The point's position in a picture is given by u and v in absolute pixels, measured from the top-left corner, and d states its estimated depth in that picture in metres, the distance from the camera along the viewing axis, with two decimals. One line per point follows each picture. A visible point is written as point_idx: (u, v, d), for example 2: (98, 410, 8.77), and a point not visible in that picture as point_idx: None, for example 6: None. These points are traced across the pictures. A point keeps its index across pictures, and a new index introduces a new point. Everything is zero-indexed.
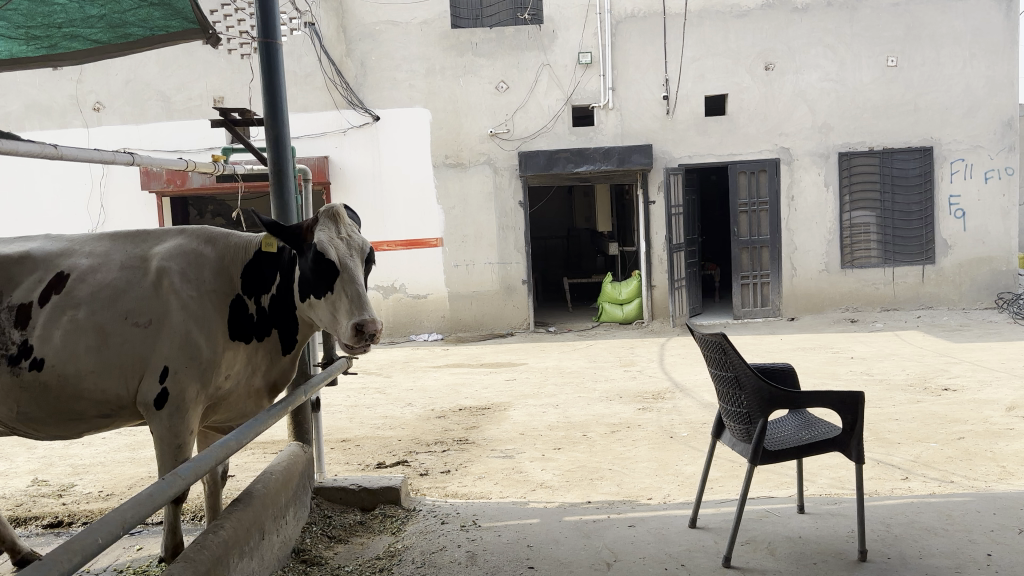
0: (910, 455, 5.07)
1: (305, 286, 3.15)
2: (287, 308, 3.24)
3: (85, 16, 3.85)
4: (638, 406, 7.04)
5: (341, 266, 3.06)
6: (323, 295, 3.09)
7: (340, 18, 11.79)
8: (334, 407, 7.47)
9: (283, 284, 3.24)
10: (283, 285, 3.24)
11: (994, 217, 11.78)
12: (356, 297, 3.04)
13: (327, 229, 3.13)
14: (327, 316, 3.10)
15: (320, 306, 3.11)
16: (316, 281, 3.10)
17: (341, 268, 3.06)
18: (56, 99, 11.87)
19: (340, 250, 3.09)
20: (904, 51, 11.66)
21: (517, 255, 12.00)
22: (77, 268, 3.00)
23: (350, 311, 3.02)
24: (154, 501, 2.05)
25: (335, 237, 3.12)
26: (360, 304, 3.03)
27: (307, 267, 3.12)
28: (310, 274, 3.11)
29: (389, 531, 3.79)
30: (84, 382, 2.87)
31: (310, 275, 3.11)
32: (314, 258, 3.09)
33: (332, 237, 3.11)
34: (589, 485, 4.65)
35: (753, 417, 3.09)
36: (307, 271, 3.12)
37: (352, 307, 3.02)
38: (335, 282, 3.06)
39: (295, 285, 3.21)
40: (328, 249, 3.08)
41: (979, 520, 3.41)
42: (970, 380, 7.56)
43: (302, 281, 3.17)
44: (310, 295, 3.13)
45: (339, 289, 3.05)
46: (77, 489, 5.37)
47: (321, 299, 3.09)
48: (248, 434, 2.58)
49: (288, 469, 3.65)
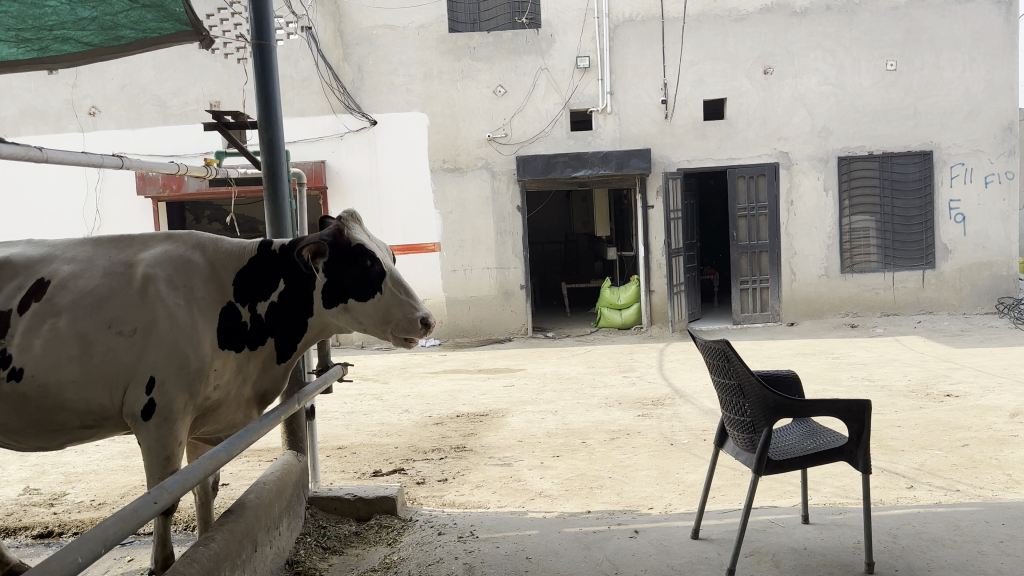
0: (914, 463, 5.00)
1: (338, 291, 3.23)
2: (300, 313, 3.27)
3: (77, 18, 3.77)
4: (638, 412, 6.97)
5: (386, 267, 3.25)
6: (366, 297, 3.21)
7: (337, 22, 11.73)
8: (330, 414, 7.39)
9: (290, 292, 3.26)
10: (291, 293, 3.26)
11: (995, 221, 11.74)
12: (405, 293, 3.24)
13: (358, 230, 3.31)
14: (370, 316, 3.23)
15: (361, 308, 3.22)
16: (358, 283, 3.21)
17: (387, 267, 3.24)
18: (51, 104, 11.81)
19: (377, 250, 3.28)
20: (903, 55, 11.63)
21: (515, 260, 11.93)
22: (58, 275, 2.92)
23: (400, 306, 3.20)
24: (139, 516, 1.97)
25: (368, 238, 3.32)
26: (411, 297, 3.24)
27: (344, 271, 3.21)
28: (348, 277, 3.22)
29: (384, 542, 3.71)
30: (66, 393, 2.80)
31: (348, 279, 3.21)
32: (355, 260, 3.22)
33: (368, 238, 3.32)
34: (589, 494, 4.57)
35: (758, 426, 3.01)
36: (346, 275, 3.21)
37: (405, 301, 3.21)
38: (380, 281, 3.22)
39: (311, 290, 3.26)
40: (371, 249, 3.24)
41: (988, 530, 3.34)
42: (973, 386, 7.48)
43: (330, 287, 3.24)
44: (348, 298, 3.22)
45: (387, 288, 3.22)
46: (68, 498, 5.28)
47: (364, 300, 3.21)
48: (239, 444, 2.51)
49: (281, 478, 3.58)
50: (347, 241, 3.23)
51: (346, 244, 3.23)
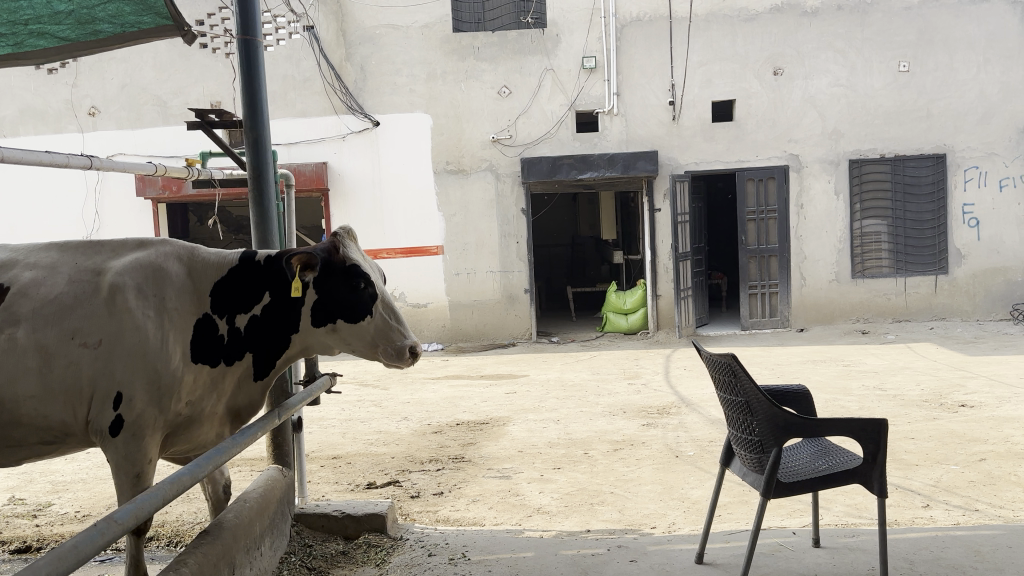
0: (930, 479, 4.78)
1: (328, 309, 3.06)
2: (284, 330, 3.07)
3: (52, 12, 3.60)
4: (642, 422, 6.76)
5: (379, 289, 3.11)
6: (356, 318, 3.06)
7: (340, 21, 11.60)
8: (328, 422, 7.21)
9: (274, 305, 3.06)
10: (274, 307, 3.06)
11: (1010, 226, 11.49)
12: (395, 317, 3.10)
13: (352, 247, 3.15)
14: (358, 338, 3.08)
15: (349, 330, 3.07)
16: (349, 304, 3.06)
17: (379, 288, 3.10)
18: (50, 104, 11.70)
19: (371, 271, 3.14)
20: (916, 56, 11.41)
21: (519, 264, 11.74)
22: (19, 281, 2.75)
23: (392, 333, 3.06)
24: (79, 553, 1.74)
25: (363, 258, 3.18)
26: (400, 322, 3.10)
27: (334, 288, 3.05)
28: (340, 296, 3.05)
29: (372, 563, 3.51)
30: (27, 407, 2.64)
31: (338, 298, 3.05)
32: (348, 279, 3.07)
33: (363, 258, 3.17)
34: (589, 510, 4.38)
35: (766, 446, 2.82)
36: (338, 294, 3.05)
37: (397, 327, 3.07)
38: (373, 304, 3.06)
39: (296, 308, 3.06)
40: (366, 269, 3.10)
41: (1012, 557, 3.14)
42: (989, 396, 7.25)
43: (319, 303, 3.07)
44: (337, 319, 3.06)
45: (378, 310, 3.07)
46: (53, 509, 5.08)
47: (353, 322, 3.06)
48: (206, 466, 2.29)
49: (266, 495, 3.37)
50: (342, 259, 3.09)
51: (340, 262, 3.08)
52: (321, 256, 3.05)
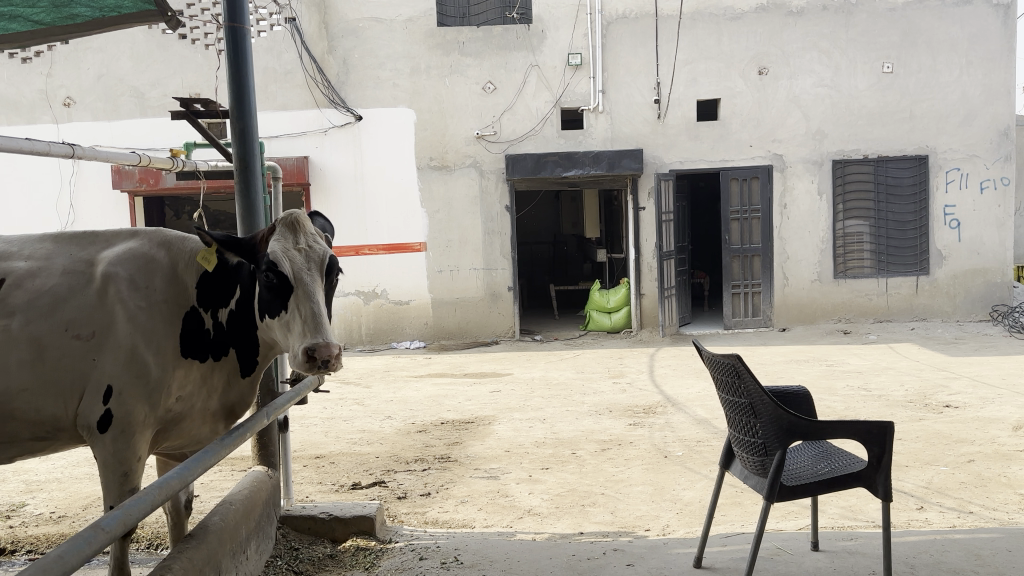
0: (921, 480, 4.78)
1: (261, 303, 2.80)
2: (249, 326, 2.87)
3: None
4: (629, 421, 6.69)
5: (296, 280, 2.71)
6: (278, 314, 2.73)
7: (322, 14, 11.42)
8: (310, 420, 7.09)
9: (245, 300, 2.87)
10: (244, 301, 2.87)
11: (989, 227, 11.57)
12: (313, 316, 2.65)
13: (282, 238, 2.78)
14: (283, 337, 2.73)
15: (275, 327, 2.76)
16: (272, 297, 2.75)
17: (299, 282, 2.70)
18: (24, 94, 11.42)
19: (296, 264, 2.73)
20: (899, 57, 11.45)
21: (502, 262, 11.66)
22: (14, 272, 2.67)
23: (304, 332, 2.64)
24: (64, 564, 1.62)
25: (292, 248, 2.77)
26: (319, 323, 2.64)
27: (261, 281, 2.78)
28: (265, 290, 2.77)
29: (361, 567, 3.40)
30: (17, 402, 2.54)
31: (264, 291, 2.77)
32: (268, 273, 2.75)
33: (288, 248, 2.76)
34: (580, 512, 4.31)
35: (770, 449, 2.76)
36: (263, 286, 2.77)
37: (306, 329, 2.63)
38: (291, 299, 2.70)
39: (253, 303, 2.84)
40: (284, 263, 2.73)
41: (1013, 561, 3.10)
42: (972, 396, 7.28)
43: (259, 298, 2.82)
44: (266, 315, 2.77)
45: (293, 307, 2.69)
46: (27, 509, 4.92)
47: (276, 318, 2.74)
48: (195, 470, 2.18)
49: (250, 497, 3.25)
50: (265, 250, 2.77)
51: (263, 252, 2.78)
52: (244, 244, 2.80)
